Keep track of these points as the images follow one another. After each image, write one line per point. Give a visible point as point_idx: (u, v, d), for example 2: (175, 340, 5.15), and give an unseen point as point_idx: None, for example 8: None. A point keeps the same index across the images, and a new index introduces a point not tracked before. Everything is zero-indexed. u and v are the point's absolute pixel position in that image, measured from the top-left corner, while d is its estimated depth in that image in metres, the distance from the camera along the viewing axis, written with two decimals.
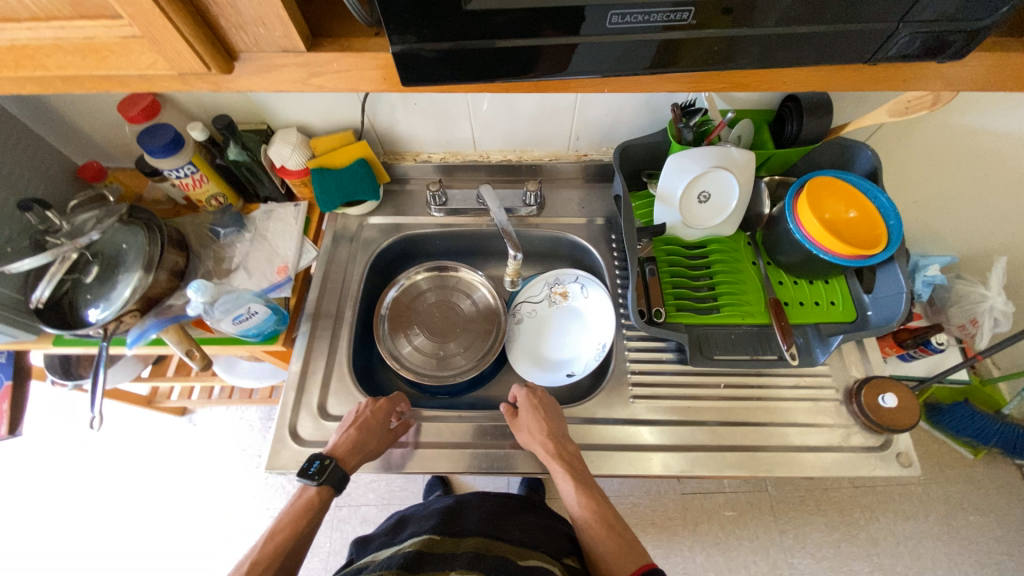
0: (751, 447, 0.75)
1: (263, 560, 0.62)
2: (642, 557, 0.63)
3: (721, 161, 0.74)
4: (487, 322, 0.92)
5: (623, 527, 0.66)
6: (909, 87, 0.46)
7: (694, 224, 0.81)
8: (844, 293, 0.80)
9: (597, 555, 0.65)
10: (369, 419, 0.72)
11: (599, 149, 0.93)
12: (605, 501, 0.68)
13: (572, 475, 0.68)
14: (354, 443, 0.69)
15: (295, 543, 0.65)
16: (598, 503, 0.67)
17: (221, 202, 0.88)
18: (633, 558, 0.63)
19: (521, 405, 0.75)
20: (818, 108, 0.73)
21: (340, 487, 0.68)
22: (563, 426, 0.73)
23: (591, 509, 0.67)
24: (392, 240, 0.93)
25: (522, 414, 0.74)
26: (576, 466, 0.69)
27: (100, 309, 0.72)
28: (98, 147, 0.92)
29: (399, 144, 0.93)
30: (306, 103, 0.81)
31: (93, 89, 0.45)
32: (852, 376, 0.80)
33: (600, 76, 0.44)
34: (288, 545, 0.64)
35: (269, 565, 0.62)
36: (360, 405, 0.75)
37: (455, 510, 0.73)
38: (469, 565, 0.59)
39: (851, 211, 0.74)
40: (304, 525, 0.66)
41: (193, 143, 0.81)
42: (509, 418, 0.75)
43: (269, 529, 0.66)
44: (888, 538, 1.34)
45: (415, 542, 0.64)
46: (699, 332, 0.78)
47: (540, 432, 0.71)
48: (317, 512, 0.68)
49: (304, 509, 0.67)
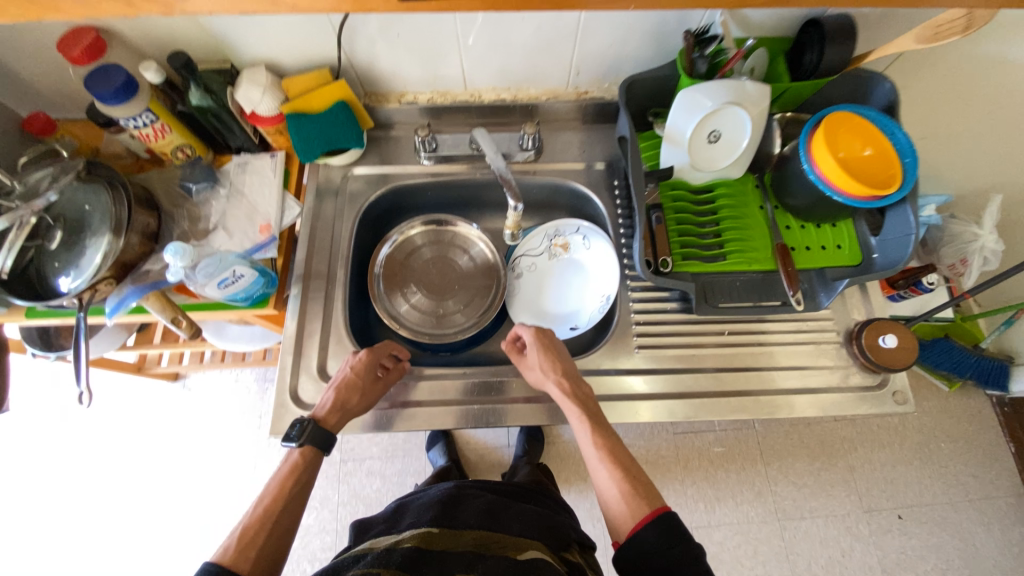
0: (752, 391, 0.76)
1: (253, 530, 0.59)
2: (656, 498, 0.62)
3: (734, 95, 0.69)
4: (486, 278, 0.88)
5: (637, 469, 0.65)
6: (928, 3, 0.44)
7: (703, 168, 0.76)
8: (851, 236, 0.78)
9: (607, 492, 0.64)
10: (350, 377, 0.71)
11: (601, 85, 0.86)
12: (617, 442, 0.68)
13: (584, 412, 0.69)
14: (337, 397, 0.70)
15: (286, 505, 0.63)
16: (609, 441, 0.67)
17: (189, 154, 0.80)
18: (647, 500, 0.62)
19: (530, 345, 0.74)
20: (842, 34, 0.68)
21: (326, 445, 0.67)
22: (574, 366, 0.73)
23: (604, 446, 0.67)
24: (381, 192, 0.87)
25: (530, 354, 0.74)
26: (589, 405, 0.70)
27: (72, 277, 0.67)
28: (40, 95, 0.81)
29: (382, 84, 0.84)
30: (274, 36, 0.72)
31: (20, 13, 0.38)
32: (853, 319, 0.80)
33: None
34: (279, 506, 0.62)
35: (261, 526, 0.59)
36: (347, 360, 0.74)
37: (452, 501, 0.67)
38: (468, 566, 0.54)
39: (867, 148, 0.70)
40: (293, 485, 0.65)
41: (149, 86, 0.72)
42: (517, 356, 0.76)
43: (259, 495, 0.63)
44: (865, 465, 1.44)
45: (411, 538, 0.59)
46: (705, 280, 0.76)
47: (551, 369, 0.72)
48: (306, 473, 0.66)
49: (292, 470, 0.66)
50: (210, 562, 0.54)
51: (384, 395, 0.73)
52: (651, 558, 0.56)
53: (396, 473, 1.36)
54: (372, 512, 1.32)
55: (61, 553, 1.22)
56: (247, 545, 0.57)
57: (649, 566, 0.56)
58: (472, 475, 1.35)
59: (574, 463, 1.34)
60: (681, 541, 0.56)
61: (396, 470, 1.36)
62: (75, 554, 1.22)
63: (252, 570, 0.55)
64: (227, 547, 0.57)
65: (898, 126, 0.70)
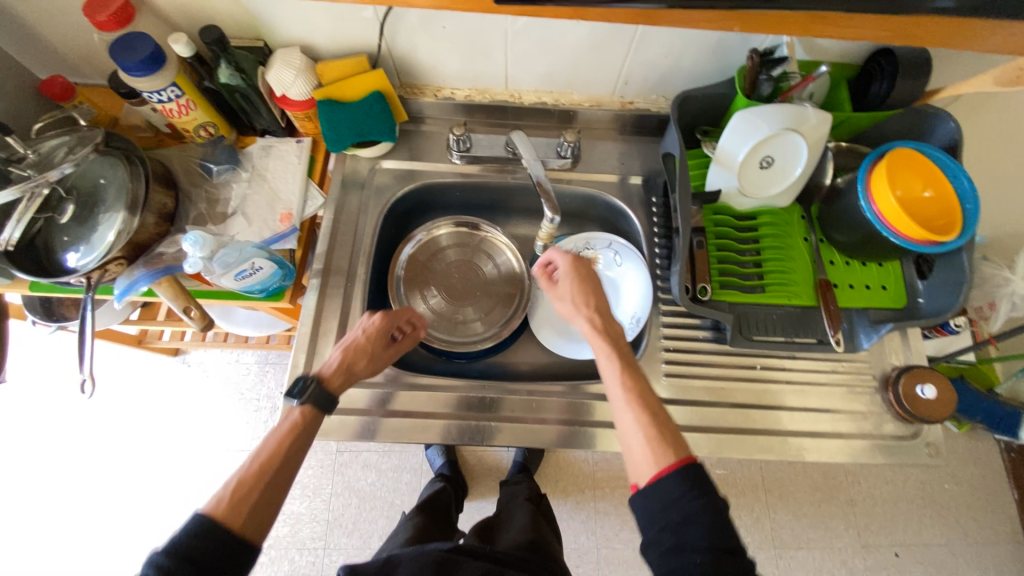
0: (780, 431, 0.73)
1: (247, 485, 0.53)
2: (684, 446, 0.54)
3: (794, 122, 0.65)
4: (510, 287, 0.85)
5: (667, 415, 0.57)
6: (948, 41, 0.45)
7: (752, 194, 0.72)
8: (897, 278, 0.75)
9: (626, 432, 0.57)
10: (359, 342, 0.68)
11: (648, 96, 0.82)
12: (645, 385, 0.60)
13: (613, 349, 0.64)
14: (343, 358, 0.66)
15: (282, 464, 0.57)
16: (638, 382, 0.60)
17: (211, 133, 0.76)
18: (674, 447, 0.53)
19: (564, 274, 0.70)
20: (914, 67, 0.64)
21: (330, 404, 0.62)
22: (607, 304, 0.69)
23: (632, 386, 0.60)
24: (407, 189, 0.84)
25: (562, 283, 0.70)
26: (619, 343, 0.65)
27: (80, 253, 0.64)
28: (59, 59, 0.77)
29: (419, 76, 0.80)
30: (312, 18, 0.68)
31: None
32: (890, 363, 0.77)
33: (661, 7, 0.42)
34: (275, 464, 0.56)
35: (254, 485, 0.53)
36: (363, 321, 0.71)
37: (449, 564, 0.61)
38: None
39: (926, 190, 0.66)
40: (292, 445, 0.58)
41: (177, 59, 0.68)
42: (548, 285, 0.71)
43: (256, 449, 0.57)
44: (866, 499, 1.40)
45: None
46: (742, 311, 0.73)
47: (583, 303, 0.68)
48: (306, 434, 0.60)
49: (291, 430, 0.59)
50: (199, 515, 0.49)
51: (392, 362, 0.71)
52: (671, 509, 0.49)
53: (392, 469, 1.33)
54: (364, 506, 1.29)
55: (48, 518, 1.20)
56: (240, 500, 0.52)
57: (665, 518, 0.49)
58: (469, 478, 1.32)
59: (573, 474, 1.31)
60: (713, 495, 0.50)
61: (392, 466, 1.33)
62: (64, 521, 1.20)
63: (242, 528, 0.51)
64: (221, 497, 0.52)
65: (958, 164, 0.65)
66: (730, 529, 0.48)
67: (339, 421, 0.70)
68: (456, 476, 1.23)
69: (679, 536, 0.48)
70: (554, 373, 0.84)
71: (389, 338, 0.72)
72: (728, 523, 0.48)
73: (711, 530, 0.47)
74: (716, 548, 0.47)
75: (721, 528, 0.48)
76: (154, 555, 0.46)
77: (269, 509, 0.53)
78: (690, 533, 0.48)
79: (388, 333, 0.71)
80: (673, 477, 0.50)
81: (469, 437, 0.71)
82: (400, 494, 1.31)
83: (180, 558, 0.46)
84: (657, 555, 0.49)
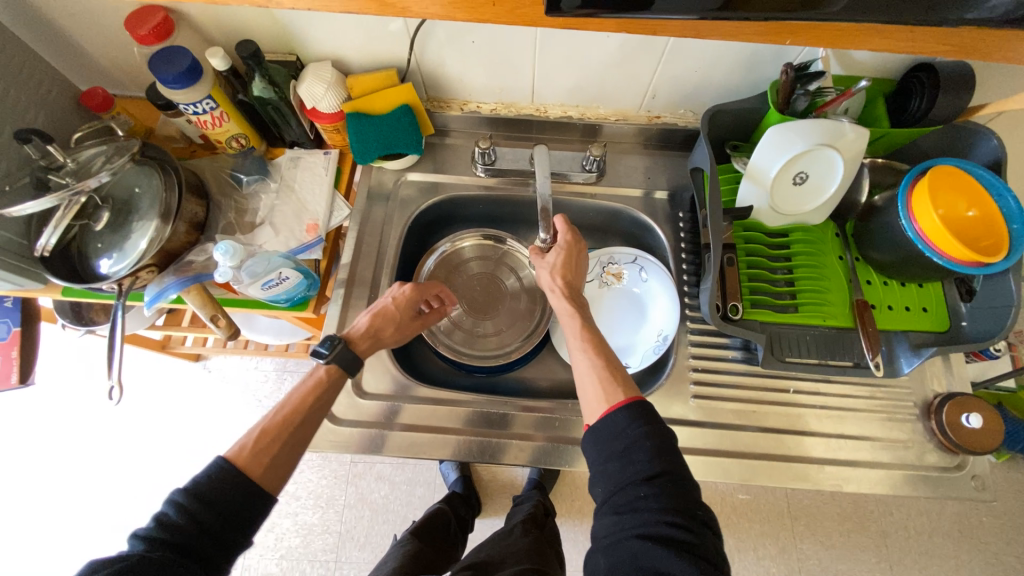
0: (816, 459, 0.69)
1: (270, 435, 0.57)
2: (634, 388, 0.55)
3: (829, 137, 0.64)
4: (532, 302, 0.84)
5: (622, 366, 0.59)
6: (995, 57, 0.43)
7: (784, 210, 0.70)
8: (939, 300, 0.71)
9: (583, 375, 0.59)
10: (387, 310, 0.70)
11: (676, 111, 0.81)
12: (602, 339, 0.63)
13: (578, 312, 0.67)
14: (374, 322, 0.68)
15: (304, 418, 0.61)
16: (600, 342, 0.63)
17: (242, 144, 0.78)
18: (624, 387, 0.55)
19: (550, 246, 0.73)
20: (957, 83, 0.62)
21: (353, 366, 0.65)
22: (582, 278, 0.72)
23: (592, 343, 0.62)
24: (431, 201, 0.84)
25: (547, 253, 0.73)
26: (586, 310, 0.68)
27: (113, 260, 0.66)
28: (100, 71, 0.80)
29: (446, 89, 0.81)
30: (345, 34, 0.69)
31: None
32: (931, 390, 0.73)
33: (691, 19, 0.41)
34: (297, 420, 0.60)
35: (277, 436, 0.57)
36: (391, 290, 0.72)
37: None
38: None
39: (970, 209, 0.62)
40: (315, 401, 0.62)
41: (213, 73, 0.70)
42: (537, 255, 0.73)
43: (279, 403, 0.61)
44: (899, 531, 1.29)
45: None
46: (774, 330, 0.70)
47: (560, 273, 0.70)
48: (328, 393, 0.64)
49: (314, 387, 0.63)
50: (224, 458, 0.52)
51: (419, 332, 0.73)
52: (615, 439, 0.50)
53: (405, 482, 1.31)
54: (377, 519, 1.28)
55: (65, 521, 1.20)
56: (261, 450, 0.55)
57: (609, 448, 0.50)
58: (483, 494, 1.30)
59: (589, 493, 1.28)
60: (657, 422, 0.51)
61: (405, 478, 1.32)
62: (80, 524, 1.20)
63: (263, 475, 0.53)
64: (244, 445, 0.55)
65: (1000, 179, 0.62)
66: (671, 452, 0.49)
67: (360, 434, 0.69)
68: (470, 492, 1.20)
69: (621, 464, 0.49)
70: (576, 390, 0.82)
71: (417, 310, 0.74)
72: (671, 449, 0.49)
73: (651, 453, 0.48)
74: (657, 475, 0.47)
75: (662, 450, 0.49)
76: (176, 494, 0.48)
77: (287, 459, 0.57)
78: (633, 459, 0.49)
79: (418, 303, 0.73)
80: (622, 408, 0.52)
81: (491, 454, 0.69)
82: (412, 508, 1.29)
83: (206, 497, 0.49)
84: (602, 489, 0.50)
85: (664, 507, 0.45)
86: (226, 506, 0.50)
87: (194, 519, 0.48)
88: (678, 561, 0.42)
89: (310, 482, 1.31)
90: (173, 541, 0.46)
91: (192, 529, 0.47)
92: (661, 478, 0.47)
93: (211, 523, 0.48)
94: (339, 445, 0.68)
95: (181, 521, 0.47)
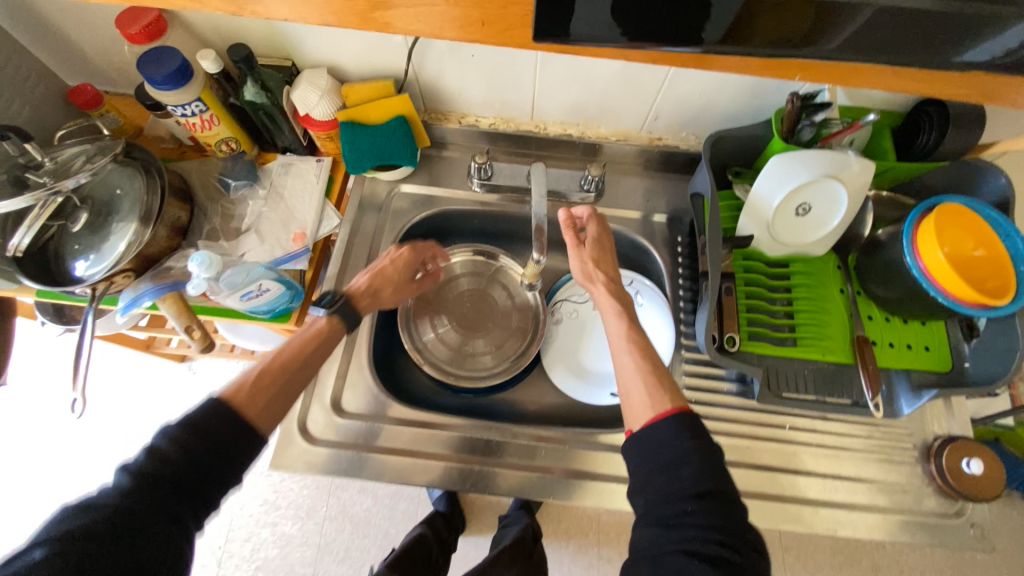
0: (810, 500, 0.67)
1: (265, 379, 0.54)
2: (680, 397, 0.53)
3: (833, 169, 0.62)
4: (524, 321, 0.82)
5: (668, 370, 0.56)
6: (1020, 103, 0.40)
7: (785, 240, 0.68)
8: (941, 339, 0.69)
9: (627, 379, 0.56)
10: (387, 270, 0.70)
11: (678, 133, 0.79)
12: (646, 341, 0.60)
13: (623, 312, 0.63)
14: (374, 279, 0.68)
15: (300, 366, 0.58)
16: (645, 343, 0.60)
17: (232, 148, 0.76)
18: (671, 395, 0.52)
19: (590, 240, 0.68)
20: (967, 119, 0.61)
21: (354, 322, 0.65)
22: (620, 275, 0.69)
23: (637, 344, 0.59)
24: (424, 214, 0.81)
25: (586, 246, 0.68)
26: (630, 309, 0.64)
27: (90, 262, 0.63)
28: (91, 68, 0.78)
29: (444, 102, 0.79)
30: (341, 41, 0.67)
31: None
32: (931, 432, 0.71)
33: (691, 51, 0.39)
34: (294, 366, 0.58)
35: (273, 379, 0.55)
36: (389, 251, 0.72)
37: None
38: None
39: (977, 249, 0.60)
40: (312, 349, 0.60)
41: (204, 75, 0.68)
42: (572, 243, 0.68)
43: (276, 349, 0.59)
44: (891, 567, 1.26)
45: None
46: (772, 364, 0.68)
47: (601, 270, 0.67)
48: (327, 343, 0.62)
49: (313, 337, 0.61)
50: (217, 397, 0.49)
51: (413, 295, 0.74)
52: (662, 450, 0.48)
53: (389, 496, 1.28)
54: (357, 532, 1.24)
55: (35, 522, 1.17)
56: (257, 391, 0.53)
57: (653, 460, 0.48)
58: (467, 512, 1.26)
59: (577, 515, 1.24)
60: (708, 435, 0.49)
61: (389, 492, 1.28)
62: None
63: (258, 416, 0.51)
64: (239, 386, 0.52)
65: (1008, 220, 0.60)
66: (721, 470, 0.46)
67: (337, 456, 0.66)
68: (454, 510, 1.17)
69: (666, 478, 0.47)
70: (566, 416, 0.79)
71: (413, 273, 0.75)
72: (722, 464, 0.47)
73: (702, 468, 0.46)
74: (706, 492, 0.45)
75: (712, 467, 0.46)
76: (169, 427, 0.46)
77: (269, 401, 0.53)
78: (680, 473, 0.46)
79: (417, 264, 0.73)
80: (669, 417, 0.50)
81: (473, 481, 0.66)
82: (395, 523, 1.25)
83: (192, 430, 0.46)
84: (643, 500, 0.48)
85: (711, 525, 0.44)
86: (217, 443, 0.46)
87: (186, 451, 0.45)
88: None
89: (291, 491, 1.27)
90: (153, 477, 0.43)
91: (181, 464, 0.44)
92: (707, 490, 0.45)
93: (202, 459, 0.45)
94: (315, 467, 0.65)
95: (170, 454, 0.44)
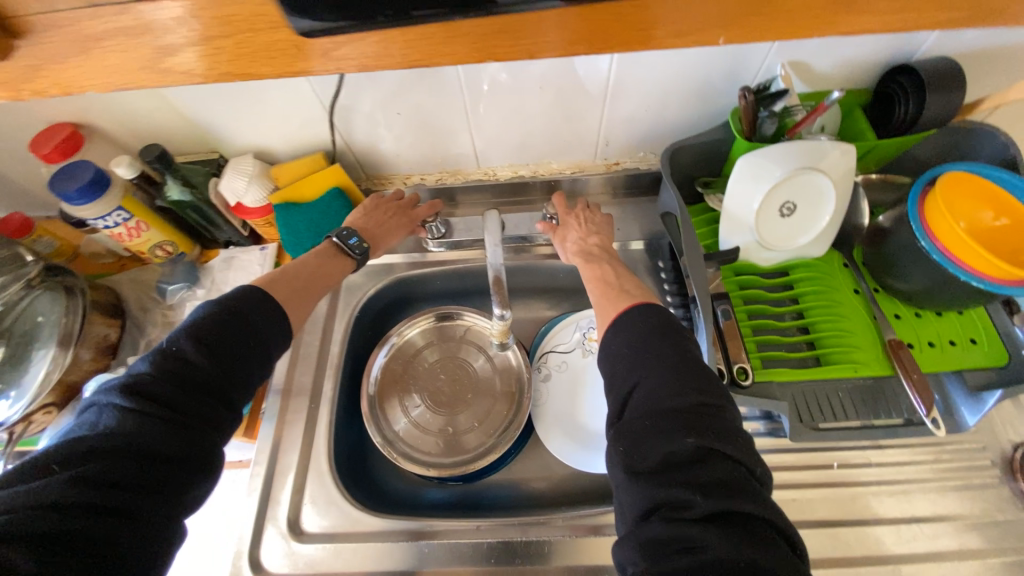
0: (886, 557, 0.53)
1: (290, 273, 0.58)
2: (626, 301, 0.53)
3: (810, 159, 0.55)
4: (507, 382, 0.72)
5: (628, 287, 0.56)
6: None
7: (775, 245, 0.60)
8: (986, 327, 0.59)
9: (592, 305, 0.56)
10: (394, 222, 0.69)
11: (635, 154, 0.73)
12: (609, 270, 0.60)
13: (596, 258, 0.63)
14: (368, 226, 0.68)
15: (321, 269, 0.61)
16: (613, 271, 0.60)
17: (169, 252, 0.71)
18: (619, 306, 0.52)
19: (562, 216, 0.68)
20: (943, 79, 0.54)
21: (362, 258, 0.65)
22: (606, 225, 0.67)
23: (597, 276, 0.59)
24: (381, 285, 0.75)
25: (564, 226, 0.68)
26: (595, 251, 0.64)
27: (8, 402, 0.55)
28: (24, 197, 0.76)
29: (384, 166, 0.75)
30: (260, 122, 0.64)
31: None
32: (1009, 442, 0.58)
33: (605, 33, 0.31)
34: (316, 270, 0.61)
35: (297, 275, 0.59)
36: (391, 203, 0.71)
37: None
38: None
39: (997, 217, 0.52)
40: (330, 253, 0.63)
41: (124, 182, 0.64)
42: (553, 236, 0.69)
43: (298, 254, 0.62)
44: None
45: None
46: (798, 391, 0.57)
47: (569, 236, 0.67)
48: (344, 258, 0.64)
49: (333, 252, 0.64)
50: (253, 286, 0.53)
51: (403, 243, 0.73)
52: (604, 363, 0.47)
53: None
54: None
55: None
56: (283, 278, 0.57)
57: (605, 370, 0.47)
58: None
59: None
60: (660, 347, 0.44)
61: None
62: None
63: (289, 299, 0.56)
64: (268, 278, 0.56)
65: None
66: (681, 375, 0.42)
67: None
68: None
69: (610, 389, 0.46)
70: (573, 490, 0.68)
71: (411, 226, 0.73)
72: (677, 391, 0.41)
73: (643, 374, 0.43)
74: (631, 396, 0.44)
75: (667, 374, 0.42)
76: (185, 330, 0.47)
77: (249, 373, 0.49)
78: (616, 382, 0.45)
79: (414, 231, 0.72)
80: (607, 341, 0.48)
81: None
82: None
83: (220, 317, 0.48)
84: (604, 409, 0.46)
85: (662, 449, 0.39)
86: (226, 344, 0.48)
87: (206, 344, 0.46)
88: (685, 560, 0.34)
89: None
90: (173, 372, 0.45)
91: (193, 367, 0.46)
92: (635, 437, 0.41)
93: (221, 357, 0.47)
94: None
95: (188, 349, 0.46)
